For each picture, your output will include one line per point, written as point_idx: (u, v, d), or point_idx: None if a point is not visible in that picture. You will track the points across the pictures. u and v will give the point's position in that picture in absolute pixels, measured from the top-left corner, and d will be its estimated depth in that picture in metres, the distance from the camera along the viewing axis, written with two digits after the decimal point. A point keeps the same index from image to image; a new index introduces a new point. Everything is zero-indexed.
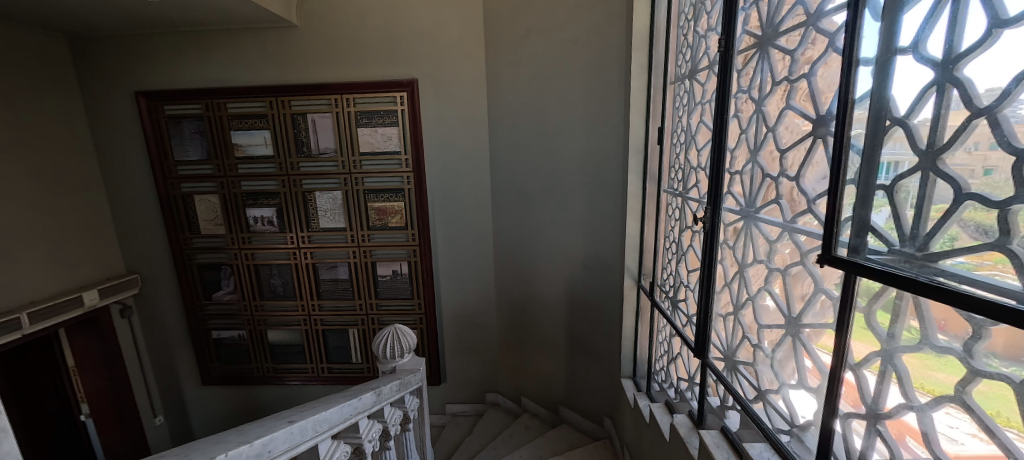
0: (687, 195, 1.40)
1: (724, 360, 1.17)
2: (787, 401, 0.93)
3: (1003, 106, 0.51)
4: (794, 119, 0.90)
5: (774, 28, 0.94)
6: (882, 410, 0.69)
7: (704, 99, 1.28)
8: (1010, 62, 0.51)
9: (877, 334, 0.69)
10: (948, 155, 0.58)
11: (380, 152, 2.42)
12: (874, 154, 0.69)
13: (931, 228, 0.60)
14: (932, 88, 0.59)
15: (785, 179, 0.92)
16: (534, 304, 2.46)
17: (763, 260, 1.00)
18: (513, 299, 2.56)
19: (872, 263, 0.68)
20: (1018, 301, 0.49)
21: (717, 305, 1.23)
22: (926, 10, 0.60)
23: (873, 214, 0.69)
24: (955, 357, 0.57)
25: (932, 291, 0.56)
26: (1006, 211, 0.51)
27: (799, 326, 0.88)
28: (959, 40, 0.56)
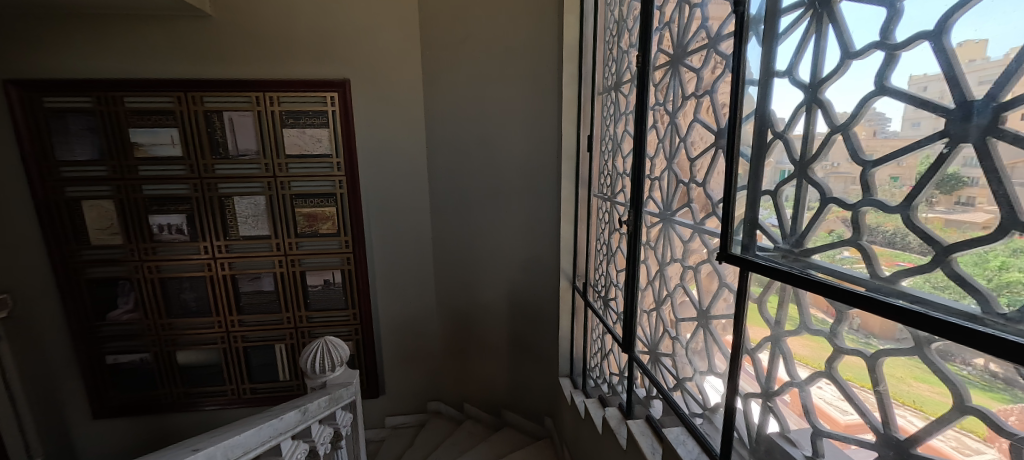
0: (615, 199, 1.48)
1: (648, 352, 1.26)
2: (700, 387, 1.02)
3: (852, 125, 0.61)
4: (701, 130, 1.00)
5: (683, 48, 1.04)
6: (773, 388, 0.79)
7: (627, 110, 1.37)
8: (857, 87, 0.61)
9: (767, 320, 0.79)
10: (815, 166, 0.68)
11: (308, 155, 2.27)
12: (759, 162, 0.79)
13: (805, 227, 0.70)
14: (802, 107, 0.69)
15: (694, 184, 1.02)
16: (475, 310, 2.45)
17: (679, 259, 1.10)
18: (454, 305, 2.53)
19: (760, 259, 0.78)
20: (866, 288, 0.59)
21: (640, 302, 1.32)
22: (795, 42, 0.70)
23: (760, 216, 0.80)
24: (824, 337, 0.67)
25: (803, 282, 0.66)
26: (856, 213, 0.61)
27: (708, 318, 0.98)
28: (821, 67, 0.66)
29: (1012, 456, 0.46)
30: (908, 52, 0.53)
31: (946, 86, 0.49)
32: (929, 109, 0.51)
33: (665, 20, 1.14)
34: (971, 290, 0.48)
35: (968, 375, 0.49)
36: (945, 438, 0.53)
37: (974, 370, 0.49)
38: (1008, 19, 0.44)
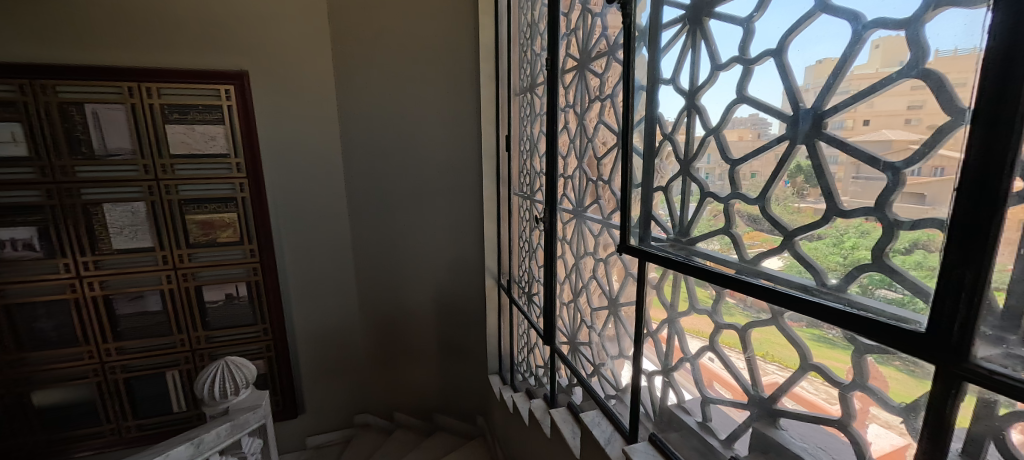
0: (534, 197, 1.54)
1: (568, 343, 1.33)
2: (613, 371, 1.10)
3: (720, 128, 0.71)
4: (606, 131, 1.08)
5: (588, 54, 1.11)
6: (671, 364, 0.87)
7: (541, 111, 1.44)
8: (722, 95, 0.70)
9: (664, 304, 0.88)
10: (696, 164, 0.77)
11: (200, 155, 2.02)
12: (651, 161, 0.88)
13: (690, 219, 0.79)
14: (683, 112, 0.78)
15: (601, 181, 1.09)
16: (402, 316, 2.37)
17: (591, 252, 1.17)
18: (378, 312, 2.42)
19: (655, 249, 0.86)
20: (736, 271, 0.69)
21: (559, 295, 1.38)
22: (675, 54, 0.79)
23: (654, 209, 0.89)
24: (707, 314, 0.76)
25: (688, 268, 0.75)
26: (726, 205, 0.71)
27: (618, 306, 1.05)
28: (697, 76, 0.75)
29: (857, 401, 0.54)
30: (759, 67, 0.63)
31: (786, 97, 0.59)
32: (773, 115, 0.61)
33: (570, 27, 1.21)
34: (809, 267, 0.58)
35: (834, 337, 0.55)
36: (818, 392, 0.59)
37: (837, 333, 0.55)
38: (826, 43, 0.53)
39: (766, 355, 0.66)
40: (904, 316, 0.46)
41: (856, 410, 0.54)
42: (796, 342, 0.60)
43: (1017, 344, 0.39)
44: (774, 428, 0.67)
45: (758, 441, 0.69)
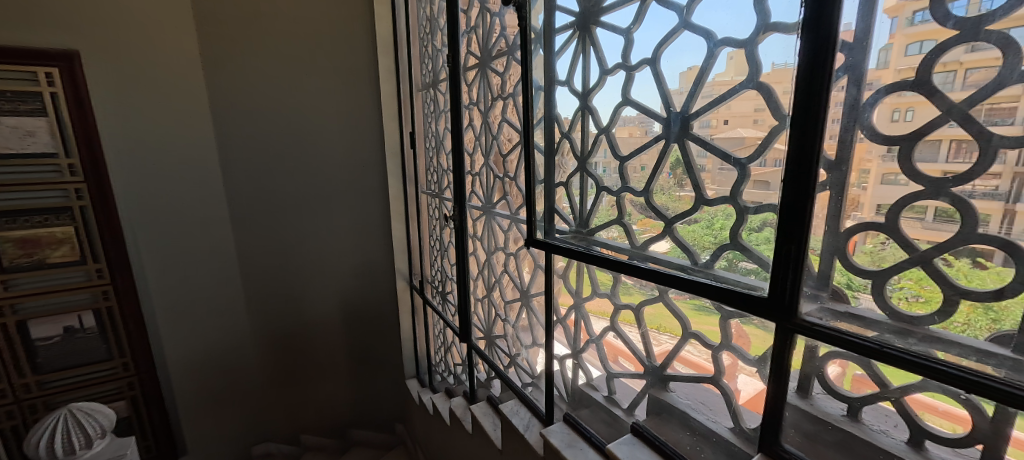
0: (443, 195, 1.52)
1: (484, 338, 1.35)
2: (529, 360, 1.15)
3: (610, 127, 0.77)
4: (509, 129, 1.11)
5: (488, 52, 1.13)
6: (579, 345, 0.94)
7: (444, 108, 1.43)
8: (610, 97, 0.77)
9: (569, 291, 0.94)
10: (591, 159, 0.83)
11: (13, 155, 1.59)
12: (551, 158, 0.93)
13: (589, 212, 0.86)
14: (578, 112, 0.84)
15: (508, 178, 1.12)
16: (304, 332, 2.16)
17: (502, 248, 1.20)
18: (273, 330, 2.15)
19: (560, 241, 0.92)
20: (628, 256, 0.77)
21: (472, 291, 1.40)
22: (568, 57, 0.85)
23: (557, 204, 0.94)
24: (607, 296, 0.84)
25: (589, 257, 0.81)
26: (617, 198, 0.78)
27: (529, 297, 1.10)
28: (589, 78, 0.81)
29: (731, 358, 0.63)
30: (638, 73, 0.71)
31: (661, 100, 0.67)
32: (651, 116, 0.69)
33: (470, 24, 1.21)
34: (686, 249, 0.67)
35: (709, 306, 0.64)
36: (700, 353, 0.69)
37: (711, 304, 0.64)
38: (690, 55, 0.62)
39: (658, 327, 0.75)
40: (754, 284, 0.56)
41: (727, 365, 0.65)
42: (681, 313, 0.69)
43: (828, 298, 0.50)
44: (665, 391, 0.75)
45: (653, 405, 0.77)
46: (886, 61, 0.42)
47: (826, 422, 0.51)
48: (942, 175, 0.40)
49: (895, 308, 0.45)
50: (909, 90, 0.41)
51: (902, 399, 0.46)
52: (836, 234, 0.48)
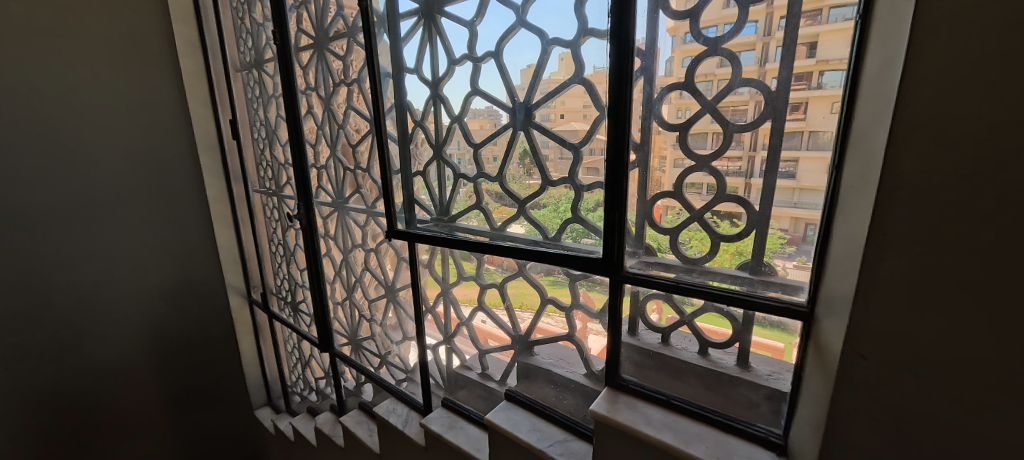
0: (282, 193, 1.34)
1: (349, 343, 1.27)
2: (401, 356, 1.13)
3: (463, 116, 0.80)
4: (357, 118, 1.04)
5: (324, 33, 1.03)
6: (451, 331, 0.97)
7: (275, 93, 1.25)
8: (460, 86, 0.79)
9: (437, 279, 0.95)
10: (447, 148, 0.85)
11: None
12: (406, 147, 0.91)
13: (449, 199, 0.88)
14: (430, 100, 0.84)
15: (360, 171, 1.05)
16: (97, 392, 1.56)
17: (360, 245, 1.13)
18: (32, 404, 1.47)
19: (422, 230, 0.91)
20: (490, 238, 0.81)
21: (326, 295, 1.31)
22: (415, 45, 0.83)
23: (416, 193, 0.93)
24: (472, 280, 0.88)
25: (455, 242, 0.83)
26: (476, 183, 0.82)
27: (395, 292, 1.07)
28: (438, 67, 0.82)
29: (584, 320, 0.73)
30: (485, 65, 0.75)
31: (507, 92, 0.72)
32: (499, 106, 0.74)
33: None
34: (538, 226, 0.75)
35: (562, 278, 0.74)
36: (556, 323, 0.78)
37: (564, 275, 0.74)
38: (528, 53, 0.69)
39: (521, 305, 0.82)
40: (590, 249, 0.68)
41: (579, 328, 0.75)
42: (540, 284, 0.77)
43: (643, 253, 0.62)
44: (531, 356, 0.83)
45: (522, 371, 0.85)
46: (670, 70, 0.55)
47: (647, 350, 0.65)
48: (704, 153, 0.54)
49: (684, 254, 0.59)
50: (681, 90, 0.54)
51: (692, 322, 0.61)
52: (645, 201, 0.60)
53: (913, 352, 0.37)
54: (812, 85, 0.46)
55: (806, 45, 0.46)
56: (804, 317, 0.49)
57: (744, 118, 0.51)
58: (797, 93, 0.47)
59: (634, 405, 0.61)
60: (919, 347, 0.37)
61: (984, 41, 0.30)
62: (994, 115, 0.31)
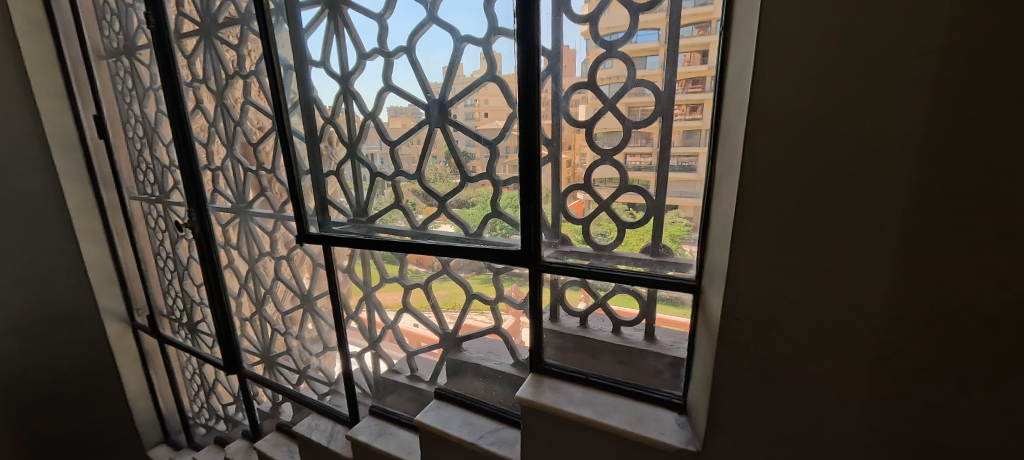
0: (169, 199, 1.18)
1: (263, 361, 1.17)
2: (323, 369, 1.06)
3: (377, 112, 0.77)
4: (256, 113, 0.95)
5: (212, 19, 0.92)
6: (377, 337, 0.93)
7: (153, 85, 1.09)
8: (372, 82, 0.76)
9: (358, 283, 0.91)
10: (362, 146, 0.81)
11: None
12: (315, 145, 0.85)
13: (367, 199, 0.84)
14: (341, 96, 0.80)
15: (264, 172, 0.97)
16: None
17: (268, 253, 1.04)
18: None
19: (338, 232, 0.86)
20: (412, 237, 0.80)
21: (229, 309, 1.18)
22: (320, 37, 0.79)
23: (330, 194, 0.88)
24: (395, 282, 0.86)
25: (374, 244, 0.80)
26: (394, 182, 0.79)
27: (312, 300, 1.00)
28: (347, 62, 0.78)
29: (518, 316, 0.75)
30: (398, 61, 0.73)
31: (422, 88, 0.72)
32: (415, 103, 0.73)
33: None
34: (458, 222, 0.75)
35: (489, 275, 0.75)
36: (485, 319, 0.79)
37: (488, 272, 0.75)
38: (441, 51, 0.69)
39: (448, 304, 0.82)
40: (506, 241, 0.71)
41: (512, 323, 0.76)
42: (465, 280, 0.78)
43: (560, 243, 0.66)
44: (460, 352, 0.83)
45: (451, 369, 0.84)
46: (587, 72, 0.58)
47: (567, 334, 0.69)
48: (607, 148, 0.59)
49: (594, 241, 0.64)
50: (586, 90, 0.58)
51: (605, 303, 0.65)
52: (558, 194, 0.64)
53: (776, 313, 0.44)
54: (705, 88, 0.52)
55: (699, 52, 0.52)
56: (691, 288, 0.56)
57: (640, 116, 0.56)
58: (686, 95, 0.53)
59: (557, 386, 0.65)
60: (781, 310, 0.43)
61: (811, 47, 0.36)
62: (822, 110, 0.37)
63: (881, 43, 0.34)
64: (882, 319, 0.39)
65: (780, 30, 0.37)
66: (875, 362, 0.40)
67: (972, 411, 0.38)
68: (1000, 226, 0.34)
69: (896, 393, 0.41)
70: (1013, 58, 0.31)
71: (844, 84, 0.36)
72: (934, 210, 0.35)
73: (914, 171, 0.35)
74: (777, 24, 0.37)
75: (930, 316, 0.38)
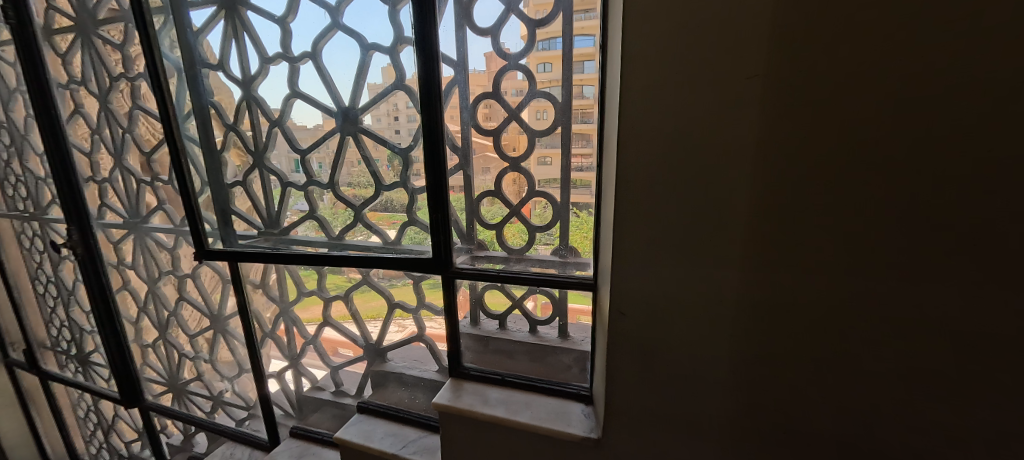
0: (46, 216, 1.04)
1: (170, 390, 1.07)
2: (238, 393, 1.00)
3: (284, 119, 0.74)
4: (148, 119, 0.86)
5: (89, 14, 0.83)
6: (297, 354, 0.89)
7: (21, 87, 0.96)
8: (276, 88, 0.73)
9: (273, 298, 0.86)
10: (269, 155, 0.77)
11: None
12: (216, 153, 0.80)
13: (277, 209, 0.80)
14: (244, 102, 0.75)
15: (160, 183, 0.89)
16: None
17: (169, 271, 0.95)
18: None
19: (246, 247, 0.82)
20: (328, 248, 0.78)
21: (126, 335, 1.06)
22: (217, 39, 0.73)
23: (235, 204, 0.83)
24: (314, 295, 0.83)
25: (283, 257, 0.77)
26: (307, 191, 0.76)
27: (223, 321, 0.94)
28: (248, 65, 0.73)
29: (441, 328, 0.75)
30: (304, 66, 0.70)
31: (329, 94, 0.70)
32: (324, 111, 0.71)
33: None
34: (374, 231, 0.74)
35: (404, 279, 0.75)
36: (405, 327, 0.78)
37: (406, 282, 0.75)
38: (347, 58, 0.67)
39: (369, 315, 0.80)
40: (419, 248, 0.71)
41: (435, 335, 0.76)
42: (384, 288, 0.77)
43: (474, 248, 0.68)
44: (384, 362, 0.82)
45: (375, 382, 0.83)
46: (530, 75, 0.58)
47: (485, 336, 0.71)
48: (513, 155, 0.62)
49: (507, 246, 0.66)
50: (490, 100, 0.61)
51: (522, 305, 0.68)
52: (471, 201, 0.66)
53: (655, 310, 0.47)
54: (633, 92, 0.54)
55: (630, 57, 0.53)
56: (589, 286, 0.60)
57: (545, 125, 0.59)
58: (580, 100, 0.57)
59: (475, 389, 0.67)
60: (659, 309, 0.46)
61: (668, 63, 0.39)
62: (680, 120, 0.40)
63: (726, 62, 0.37)
64: (739, 312, 0.43)
65: (638, 44, 0.39)
66: (736, 351, 0.45)
67: (812, 386, 0.43)
68: (822, 224, 0.38)
69: (755, 376, 0.45)
70: (818, 79, 0.35)
71: (697, 98, 0.39)
72: (771, 212, 0.40)
73: (754, 174, 0.39)
74: (635, 39, 0.39)
75: (777, 307, 0.42)
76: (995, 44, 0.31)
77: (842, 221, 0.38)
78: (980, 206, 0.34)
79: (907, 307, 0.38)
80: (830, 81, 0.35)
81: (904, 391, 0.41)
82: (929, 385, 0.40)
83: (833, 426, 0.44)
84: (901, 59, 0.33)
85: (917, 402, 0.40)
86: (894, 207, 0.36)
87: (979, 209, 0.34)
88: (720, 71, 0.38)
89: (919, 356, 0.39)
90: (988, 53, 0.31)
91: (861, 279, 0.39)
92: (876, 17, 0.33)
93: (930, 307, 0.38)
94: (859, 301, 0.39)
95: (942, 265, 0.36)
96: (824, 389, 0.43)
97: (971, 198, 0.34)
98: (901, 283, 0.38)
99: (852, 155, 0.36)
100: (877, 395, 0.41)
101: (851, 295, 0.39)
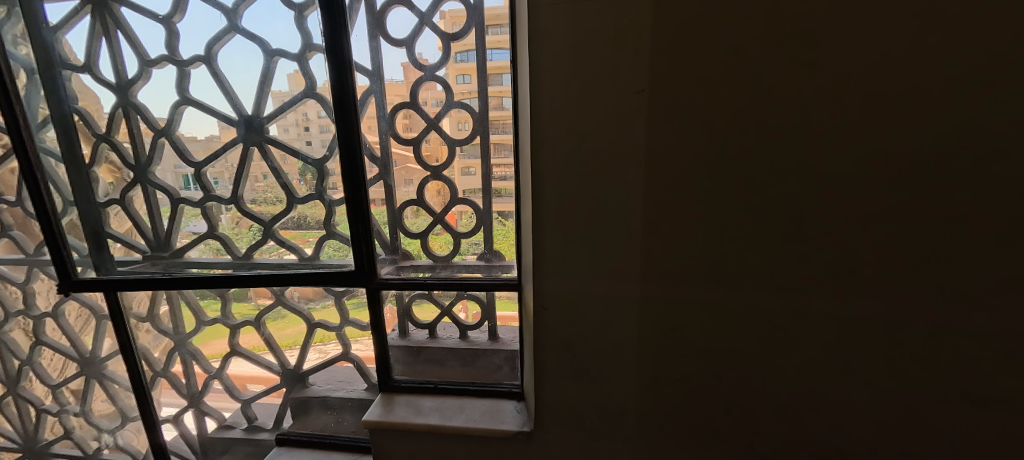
0: None
1: (25, 455, 0.88)
2: (124, 445, 0.86)
3: (174, 128, 0.66)
4: None
5: None
6: (198, 392, 0.79)
7: None
8: (161, 94, 0.65)
9: (165, 331, 0.76)
10: (157, 168, 0.68)
11: None
12: (83, 168, 0.69)
13: (168, 230, 0.71)
14: (119, 109, 0.66)
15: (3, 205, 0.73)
16: None
17: (20, 311, 0.79)
18: None
19: (127, 274, 0.72)
20: (234, 270, 0.71)
21: None
22: (81, 37, 0.64)
23: (111, 227, 0.72)
24: (218, 323, 0.74)
25: (180, 282, 0.69)
26: (204, 208, 0.69)
27: (99, 364, 0.80)
28: (124, 68, 0.65)
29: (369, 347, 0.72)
30: (196, 70, 0.64)
31: (228, 101, 0.64)
32: (224, 120, 0.65)
33: None
34: (288, 248, 0.70)
35: (325, 298, 0.71)
36: (329, 349, 0.74)
37: (328, 301, 0.71)
38: (249, 64, 0.63)
39: (285, 341, 0.75)
40: (339, 262, 0.69)
41: (362, 356, 0.73)
42: (303, 309, 0.72)
43: (400, 258, 0.67)
44: (305, 388, 0.76)
45: (296, 411, 0.77)
46: (448, 86, 0.60)
47: (415, 347, 0.70)
48: (434, 165, 0.63)
49: (432, 254, 0.67)
50: (409, 110, 0.61)
51: (451, 312, 0.69)
52: (393, 211, 0.65)
53: (575, 304, 0.51)
54: None
55: None
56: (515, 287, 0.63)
57: (464, 134, 0.61)
58: (498, 110, 0.60)
59: (407, 400, 0.66)
60: (579, 302, 0.50)
61: (572, 77, 0.43)
62: (586, 128, 0.44)
63: (623, 77, 0.42)
64: (648, 300, 0.48)
65: (545, 57, 0.43)
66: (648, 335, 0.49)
67: (712, 363, 0.49)
68: (710, 218, 0.44)
69: (666, 359, 0.50)
70: (698, 92, 0.41)
71: (602, 108, 0.43)
72: (667, 208, 0.45)
73: (651, 173, 0.44)
74: (543, 52, 0.43)
75: (679, 294, 0.47)
76: (822, 60, 0.38)
77: (725, 215, 0.44)
78: (823, 195, 0.41)
79: (779, 284, 0.45)
80: (708, 89, 0.41)
81: (782, 359, 0.47)
82: (802, 351, 0.46)
83: (731, 394, 0.50)
84: (760, 72, 0.39)
85: (793, 365, 0.47)
86: (764, 201, 0.43)
87: (823, 196, 0.41)
88: (617, 83, 0.42)
89: (790, 328, 0.46)
90: (820, 67, 0.38)
91: (742, 264, 0.45)
92: (740, 39, 0.39)
93: (795, 284, 0.45)
94: (743, 284, 0.46)
95: (800, 246, 0.43)
96: (722, 362, 0.48)
97: (819, 188, 0.41)
98: (771, 263, 0.44)
99: (730, 156, 0.42)
100: (764, 364, 0.48)
101: (736, 277, 0.45)
